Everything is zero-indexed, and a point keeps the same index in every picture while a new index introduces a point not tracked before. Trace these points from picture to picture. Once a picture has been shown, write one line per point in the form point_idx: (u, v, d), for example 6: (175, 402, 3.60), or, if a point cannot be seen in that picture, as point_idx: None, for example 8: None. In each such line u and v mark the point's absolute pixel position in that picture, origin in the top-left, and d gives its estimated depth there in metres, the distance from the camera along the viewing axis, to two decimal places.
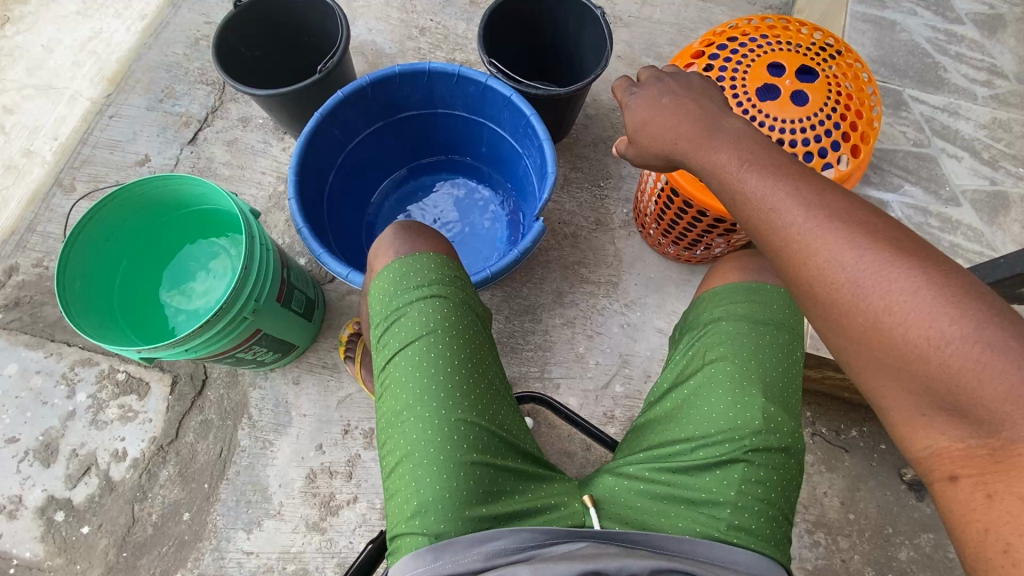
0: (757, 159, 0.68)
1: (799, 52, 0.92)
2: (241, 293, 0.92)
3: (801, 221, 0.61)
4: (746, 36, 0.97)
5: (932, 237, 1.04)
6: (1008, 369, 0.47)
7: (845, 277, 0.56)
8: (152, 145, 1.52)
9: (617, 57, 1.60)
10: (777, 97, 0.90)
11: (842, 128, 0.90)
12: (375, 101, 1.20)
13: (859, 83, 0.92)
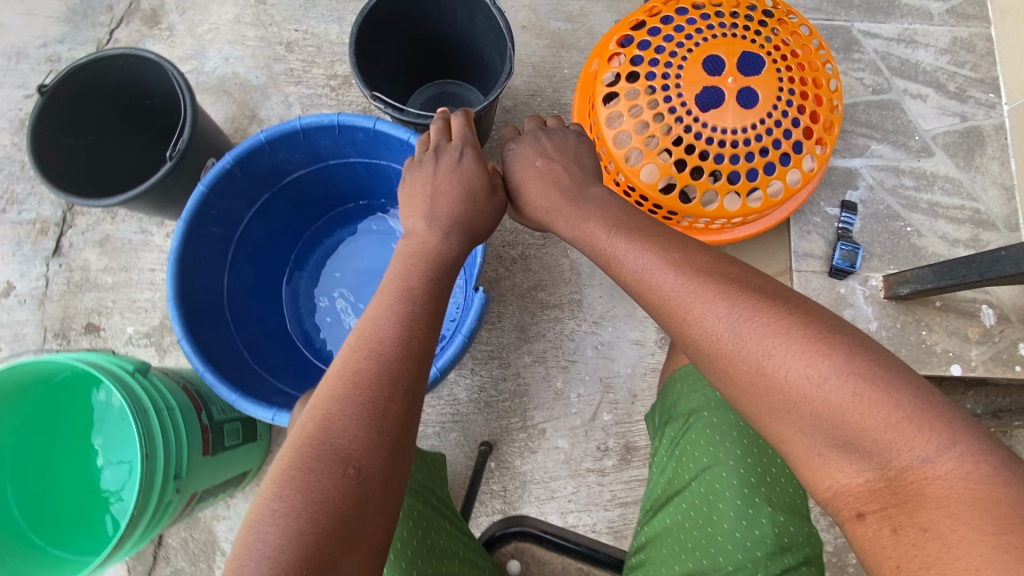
0: (627, 224, 0.70)
1: (738, 35, 0.75)
2: (152, 483, 0.78)
3: (671, 279, 0.61)
4: (669, 23, 0.79)
5: (908, 201, 0.93)
6: (881, 400, 0.48)
7: (723, 336, 0.56)
8: (11, 269, 1.26)
9: (523, 28, 1.35)
10: (722, 102, 0.74)
11: (801, 122, 0.76)
12: (250, 177, 0.99)
13: (811, 59, 0.77)
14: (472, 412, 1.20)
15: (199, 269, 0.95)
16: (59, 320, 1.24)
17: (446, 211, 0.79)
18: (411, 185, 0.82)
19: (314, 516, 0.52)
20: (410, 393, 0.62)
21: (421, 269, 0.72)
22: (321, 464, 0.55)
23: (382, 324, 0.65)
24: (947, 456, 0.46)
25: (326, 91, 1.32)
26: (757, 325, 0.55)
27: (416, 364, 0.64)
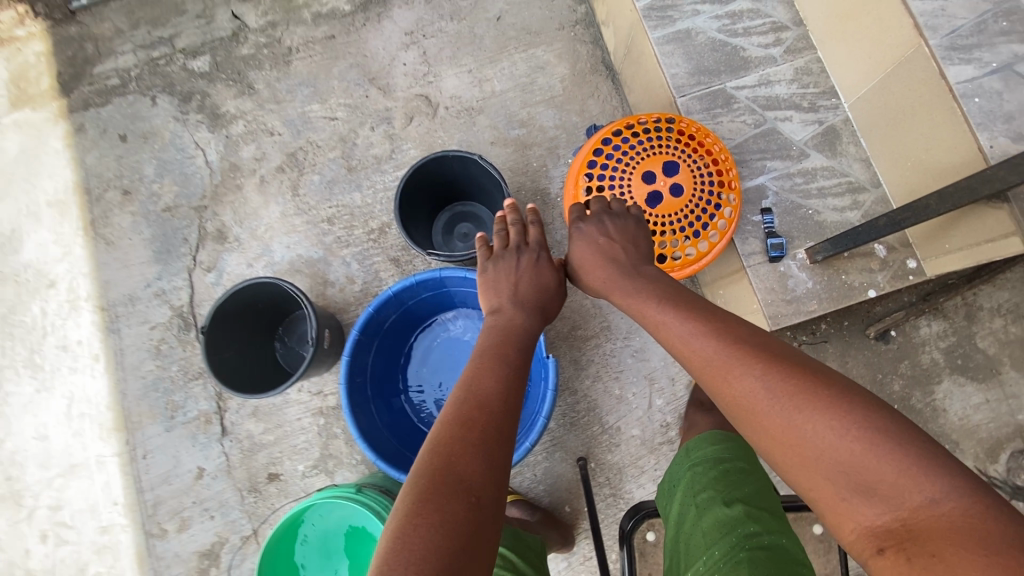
0: (674, 307, 0.95)
1: (649, 158, 1.21)
2: None
3: (713, 353, 0.84)
4: (605, 167, 1.24)
5: (804, 192, 1.35)
6: (887, 455, 0.66)
7: (758, 391, 0.77)
8: (196, 456, 1.67)
9: (492, 144, 1.81)
10: (662, 198, 1.21)
11: (711, 186, 1.19)
12: (368, 335, 1.40)
13: (698, 146, 1.19)
14: (564, 433, 1.61)
15: (361, 408, 1.37)
16: (247, 479, 1.64)
17: (530, 291, 1.19)
18: (495, 275, 1.22)
19: (446, 534, 0.70)
20: (503, 440, 0.85)
21: (515, 345, 1.06)
22: (446, 490, 0.75)
23: (490, 392, 0.92)
24: (949, 498, 0.61)
25: (370, 243, 1.73)
26: (785, 391, 0.75)
27: (505, 418, 0.89)
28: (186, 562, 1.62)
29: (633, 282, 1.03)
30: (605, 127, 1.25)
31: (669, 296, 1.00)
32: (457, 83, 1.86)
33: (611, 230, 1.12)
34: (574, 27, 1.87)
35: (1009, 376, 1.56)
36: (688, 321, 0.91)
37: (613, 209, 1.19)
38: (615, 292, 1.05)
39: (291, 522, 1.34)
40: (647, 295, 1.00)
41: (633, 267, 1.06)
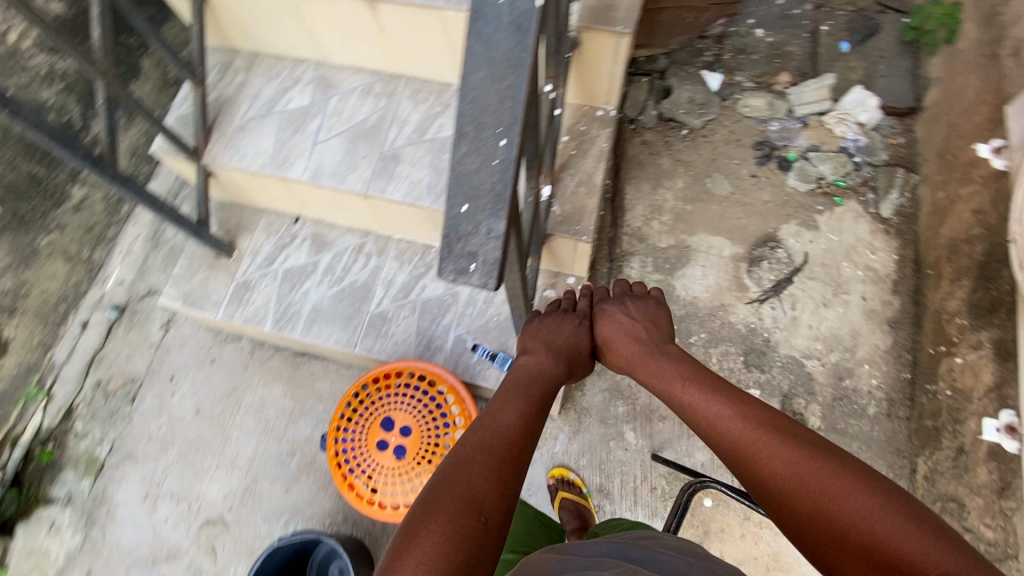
0: (706, 387, 1.05)
1: (371, 429, 1.42)
2: None
3: (743, 429, 0.93)
4: (352, 463, 1.42)
5: (479, 314, 1.70)
6: (898, 528, 0.71)
7: (790, 460, 0.84)
8: None
9: (288, 490, 1.86)
10: (405, 443, 1.40)
11: (424, 397, 1.44)
12: None
13: (390, 386, 1.45)
14: None
15: None
16: None
17: (569, 346, 1.24)
18: (538, 325, 1.28)
19: (457, 549, 0.69)
20: (520, 459, 0.86)
21: (540, 386, 1.10)
22: (472, 504, 0.74)
23: (513, 418, 0.95)
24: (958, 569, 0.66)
25: None
26: (805, 465, 0.82)
27: (524, 443, 0.90)
28: None
29: (662, 366, 1.15)
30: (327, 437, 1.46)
31: (699, 378, 1.09)
32: (218, 484, 1.88)
33: (632, 312, 1.27)
34: (252, 355, 2.01)
35: (694, 241, 2.03)
36: (716, 405, 1.00)
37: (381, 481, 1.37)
38: (644, 366, 1.17)
39: None
40: (677, 385, 1.09)
41: (659, 348, 1.20)
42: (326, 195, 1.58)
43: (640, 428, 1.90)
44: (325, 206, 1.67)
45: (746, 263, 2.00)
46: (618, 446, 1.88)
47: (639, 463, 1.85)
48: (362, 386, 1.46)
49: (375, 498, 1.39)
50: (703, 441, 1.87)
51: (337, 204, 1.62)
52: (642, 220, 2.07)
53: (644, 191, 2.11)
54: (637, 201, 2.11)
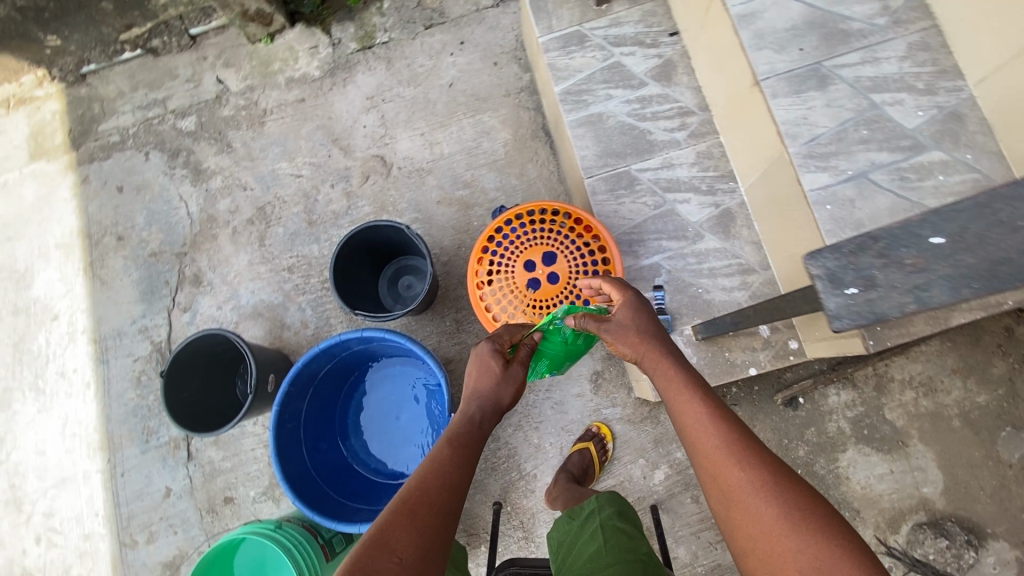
0: (687, 393, 0.93)
1: (545, 242, 1.36)
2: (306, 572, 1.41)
3: (702, 423, 0.88)
4: (515, 219, 1.39)
5: (694, 272, 1.45)
6: (774, 514, 0.75)
7: (758, 489, 0.78)
8: (165, 476, 1.90)
9: (438, 204, 1.97)
10: (541, 286, 1.34)
11: (590, 288, 1.34)
12: (299, 386, 1.58)
13: (590, 237, 1.36)
14: (485, 478, 1.74)
15: (293, 451, 1.55)
16: (205, 500, 1.86)
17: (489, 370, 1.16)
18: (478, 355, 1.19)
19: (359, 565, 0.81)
20: (440, 496, 0.93)
21: (447, 449, 1.03)
22: (418, 525, 0.89)
23: (443, 451, 1.01)
24: (833, 548, 0.70)
25: (325, 293, 1.95)
26: (732, 461, 0.82)
27: (450, 474, 0.98)
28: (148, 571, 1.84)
29: (668, 359, 1.00)
30: (545, 203, 1.39)
31: (676, 386, 0.95)
32: (410, 145, 2.03)
33: (630, 330, 1.05)
34: (518, 95, 2.01)
35: (916, 448, 1.60)
36: (714, 418, 0.87)
37: (497, 271, 1.37)
38: (660, 367, 1.00)
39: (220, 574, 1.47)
40: (681, 396, 0.93)
41: (664, 362, 1.00)
42: (790, 187, 1.22)
43: (671, 482, 1.70)
44: (767, 170, 1.32)
45: (925, 518, 1.57)
46: (639, 468, 1.72)
47: (636, 496, 1.70)
48: (561, 212, 1.39)
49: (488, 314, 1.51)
50: (695, 546, 1.66)
51: (788, 205, 1.25)
52: (903, 377, 1.63)
53: (943, 362, 1.62)
54: (924, 359, 1.63)
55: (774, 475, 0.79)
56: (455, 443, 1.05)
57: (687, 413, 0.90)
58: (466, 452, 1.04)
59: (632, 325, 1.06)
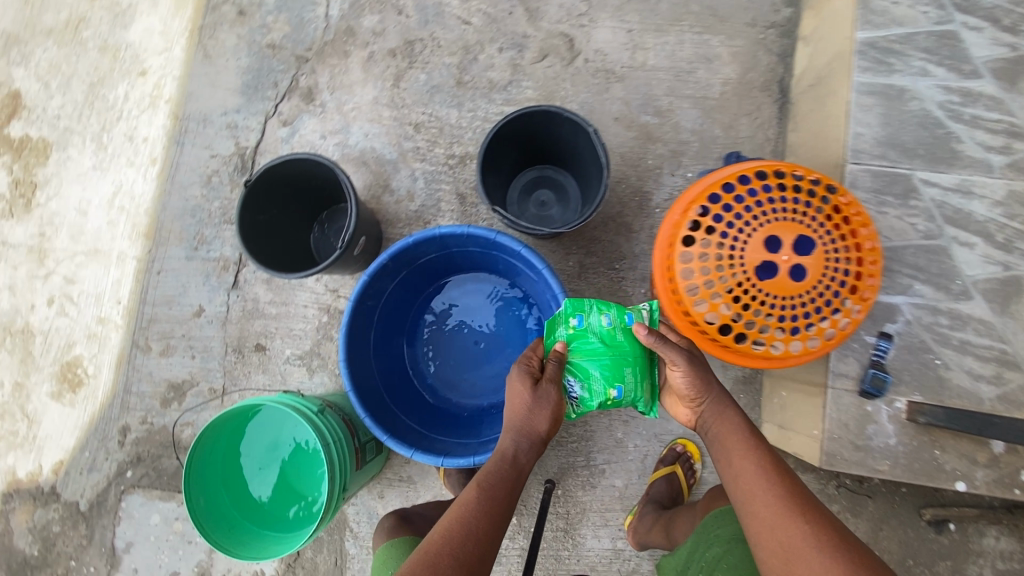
0: (744, 453, 0.95)
1: (802, 220, 0.95)
2: (336, 458, 1.17)
3: (761, 481, 0.91)
4: (767, 178, 0.99)
5: (940, 337, 1.09)
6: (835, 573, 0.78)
7: (799, 540, 0.83)
8: (203, 294, 1.67)
9: (614, 120, 1.56)
10: (774, 276, 0.94)
11: (831, 304, 0.96)
12: (394, 264, 1.29)
13: (856, 240, 0.97)
14: (546, 449, 1.47)
15: (360, 333, 1.27)
16: (236, 338, 1.63)
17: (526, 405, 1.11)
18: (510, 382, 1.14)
19: None
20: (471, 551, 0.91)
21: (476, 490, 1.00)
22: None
23: (474, 493, 0.99)
24: None
25: (445, 169, 1.60)
26: (789, 519, 0.85)
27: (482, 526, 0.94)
28: (153, 384, 1.65)
29: (729, 417, 1.00)
30: (814, 173, 1.00)
31: (734, 441, 0.97)
32: (609, 38, 1.61)
33: (698, 381, 1.01)
34: (765, 30, 1.56)
35: None
36: (766, 478, 0.91)
37: (722, 232, 0.96)
38: (720, 423, 1.01)
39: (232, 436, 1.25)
40: (736, 453, 0.96)
41: (724, 418, 1.01)
42: None
43: None
44: None
45: None
46: None
47: None
48: (830, 193, 0.99)
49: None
50: None
51: None
52: None
53: None
54: None
55: (831, 536, 0.82)
56: (490, 485, 1.01)
57: (743, 471, 0.93)
58: (499, 499, 0.99)
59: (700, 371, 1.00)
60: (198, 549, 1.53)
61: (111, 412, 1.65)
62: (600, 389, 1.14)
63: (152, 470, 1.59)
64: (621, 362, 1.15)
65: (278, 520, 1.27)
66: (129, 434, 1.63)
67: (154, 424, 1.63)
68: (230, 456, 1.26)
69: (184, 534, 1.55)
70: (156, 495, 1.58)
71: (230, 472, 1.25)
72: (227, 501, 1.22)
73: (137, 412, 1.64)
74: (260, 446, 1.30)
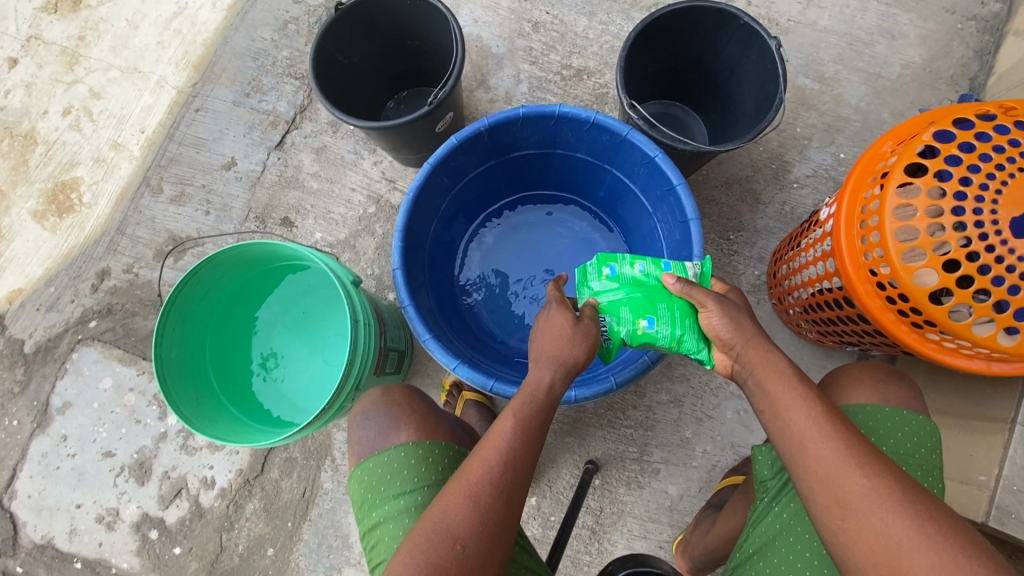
0: (805, 414, 0.68)
1: None
2: (360, 348, 0.89)
3: (824, 448, 0.65)
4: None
5: None
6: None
7: (873, 510, 0.61)
8: (239, 147, 1.41)
9: None
10: None
11: None
12: (489, 143, 1.03)
13: None
14: (595, 426, 1.19)
15: (424, 212, 1.01)
16: (263, 204, 1.38)
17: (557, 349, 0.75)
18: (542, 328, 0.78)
19: None
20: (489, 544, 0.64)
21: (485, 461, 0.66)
22: None
23: (503, 425, 0.69)
24: None
25: (556, 78, 1.36)
26: (877, 507, 0.61)
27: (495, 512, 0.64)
28: (151, 232, 1.38)
29: (780, 364, 0.72)
30: None
31: (790, 399, 0.69)
32: None
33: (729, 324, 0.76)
34: (965, 20, 1.32)
35: None
36: (834, 447, 0.65)
37: (961, 164, 0.71)
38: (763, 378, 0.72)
39: (238, 291, 0.99)
40: (782, 395, 0.70)
41: (772, 368, 0.72)
42: None
43: None
44: None
45: None
46: None
47: None
48: None
49: (819, 230, 0.93)
50: None
51: None
52: None
53: None
54: None
55: (930, 522, 0.59)
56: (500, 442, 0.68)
57: (808, 438, 0.66)
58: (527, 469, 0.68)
59: (721, 310, 0.78)
60: (145, 433, 1.24)
61: (94, 251, 1.38)
62: (627, 320, 0.84)
63: (120, 327, 1.31)
64: (657, 297, 0.85)
65: (262, 408, 1.02)
66: (106, 281, 1.36)
67: (138, 277, 1.36)
68: (228, 314, 1.00)
69: (134, 412, 1.26)
70: (116, 357, 1.30)
71: (220, 331, 0.99)
72: (207, 365, 0.96)
73: (123, 258, 1.37)
74: (279, 312, 1.08)
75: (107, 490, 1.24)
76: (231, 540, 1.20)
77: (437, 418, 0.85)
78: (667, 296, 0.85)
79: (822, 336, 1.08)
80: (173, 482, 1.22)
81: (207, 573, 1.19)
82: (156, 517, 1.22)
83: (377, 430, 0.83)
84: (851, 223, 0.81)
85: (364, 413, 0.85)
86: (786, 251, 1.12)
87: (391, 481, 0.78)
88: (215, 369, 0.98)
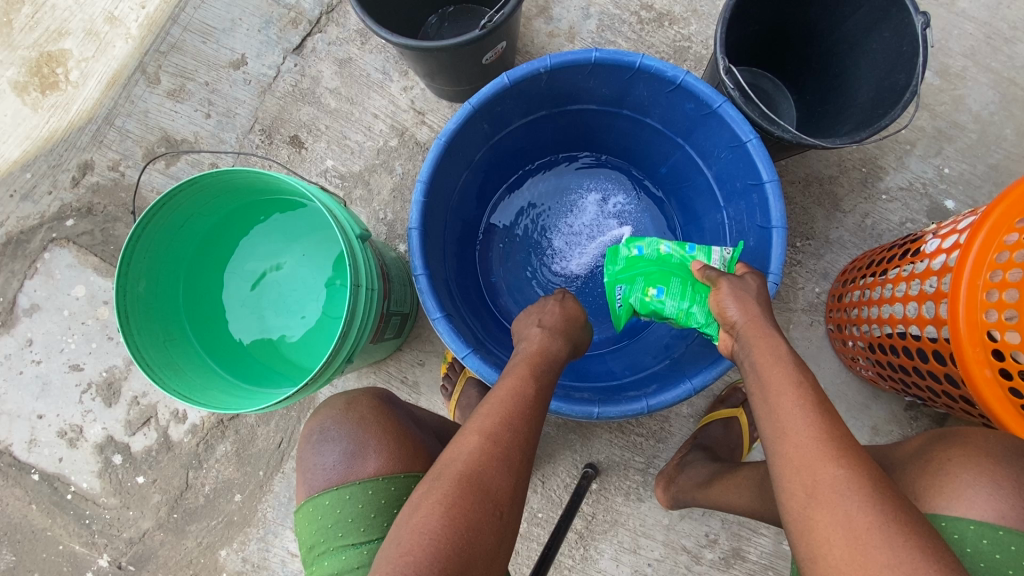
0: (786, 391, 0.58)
1: None
2: (359, 314, 0.76)
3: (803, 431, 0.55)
4: None
5: None
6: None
7: (839, 502, 0.50)
8: (251, 44, 1.22)
9: None
10: None
11: None
12: (546, 89, 0.84)
13: None
14: (602, 429, 1.09)
15: (455, 162, 0.84)
16: (271, 117, 1.20)
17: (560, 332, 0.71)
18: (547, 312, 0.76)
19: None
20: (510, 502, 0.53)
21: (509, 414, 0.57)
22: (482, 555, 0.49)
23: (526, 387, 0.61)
24: None
25: (631, 20, 1.14)
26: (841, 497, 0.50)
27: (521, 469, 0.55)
28: (143, 127, 1.22)
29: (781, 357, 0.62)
30: None
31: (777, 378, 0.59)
32: None
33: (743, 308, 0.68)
34: None
35: None
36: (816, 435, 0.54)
37: None
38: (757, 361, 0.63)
39: (223, 220, 0.86)
40: (774, 380, 0.60)
41: (772, 359, 0.62)
42: None
43: None
44: None
45: None
46: None
47: None
48: None
49: (922, 264, 0.77)
50: None
51: None
52: None
53: None
54: None
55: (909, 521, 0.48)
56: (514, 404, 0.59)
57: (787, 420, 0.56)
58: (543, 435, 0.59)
59: (738, 296, 0.69)
60: (116, 352, 1.14)
61: (78, 139, 1.22)
62: (638, 289, 0.85)
63: (99, 232, 1.18)
64: (672, 272, 0.83)
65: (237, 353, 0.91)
66: (88, 175, 1.21)
67: (124, 177, 1.21)
68: (209, 244, 0.87)
69: (107, 327, 1.16)
70: (92, 264, 1.17)
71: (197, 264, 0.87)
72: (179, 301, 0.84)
73: (110, 153, 1.21)
74: (265, 247, 0.95)
75: (71, 405, 1.15)
76: (197, 478, 1.13)
77: (408, 439, 0.75)
78: (685, 273, 0.82)
79: (880, 377, 0.95)
80: (141, 409, 1.14)
81: (169, 508, 1.14)
82: (122, 442, 1.14)
83: (335, 457, 0.73)
84: (977, 267, 0.65)
85: (321, 433, 0.76)
86: (859, 274, 0.96)
87: (348, 525, 0.68)
88: (189, 306, 0.86)
